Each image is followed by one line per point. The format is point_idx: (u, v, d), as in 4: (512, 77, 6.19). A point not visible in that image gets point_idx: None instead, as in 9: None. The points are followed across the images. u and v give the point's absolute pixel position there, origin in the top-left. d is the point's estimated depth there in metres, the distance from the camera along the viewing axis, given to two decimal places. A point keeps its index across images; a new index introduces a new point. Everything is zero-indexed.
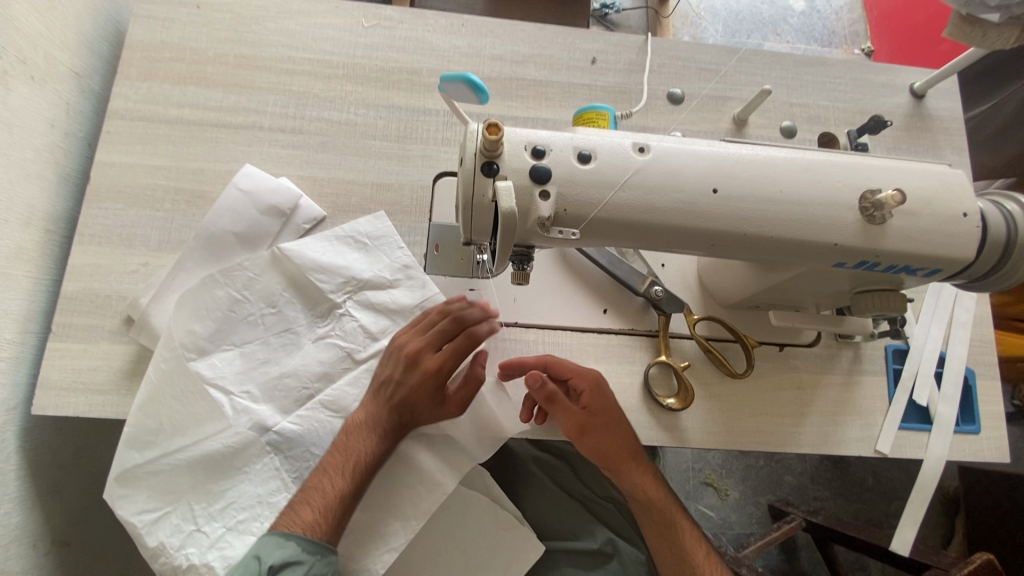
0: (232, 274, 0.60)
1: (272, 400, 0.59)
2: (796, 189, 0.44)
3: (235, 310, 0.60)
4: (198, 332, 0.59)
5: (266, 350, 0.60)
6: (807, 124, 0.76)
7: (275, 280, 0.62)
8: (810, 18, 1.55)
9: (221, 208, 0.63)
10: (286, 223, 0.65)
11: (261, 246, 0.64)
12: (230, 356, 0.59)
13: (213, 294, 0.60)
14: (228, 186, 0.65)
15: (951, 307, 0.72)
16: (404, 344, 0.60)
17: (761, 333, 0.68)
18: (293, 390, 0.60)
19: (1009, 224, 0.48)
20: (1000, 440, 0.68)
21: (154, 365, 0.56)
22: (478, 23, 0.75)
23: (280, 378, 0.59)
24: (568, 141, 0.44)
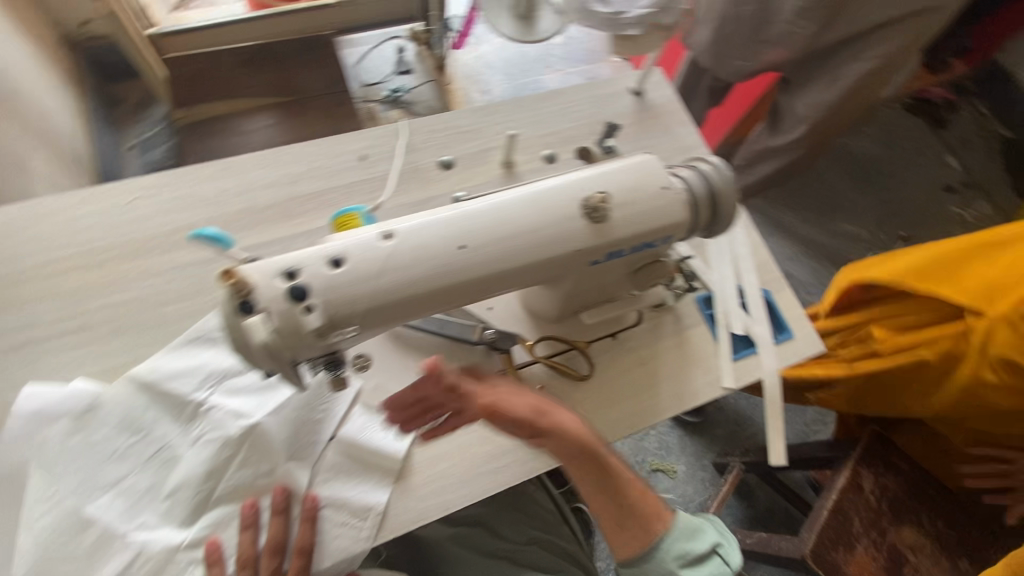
0: (86, 420, 0.60)
1: (170, 518, 0.59)
2: (528, 219, 0.51)
3: (99, 449, 0.59)
4: (66, 488, 0.58)
5: (146, 475, 0.60)
6: (563, 146, 0.87)
7: (137, 410, 0.62)
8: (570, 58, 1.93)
9: (14, 440, 0.59)
10: (87, 421, 0.60)
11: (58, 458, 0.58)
12: (110, 504, 0.58)
13: (72, 448, 0.59)
14: (12, 414, 0.60)
15: (730, 245, 0.85)
16: None
17: (593, 332, 0.76)
18: (188, 499, 0.60)
19: (704, 179, 0.60)
20: (810, 334, 0.80)
21: (33, 529, 0.56)
22: (241, 162, 0.78)
23: (171, 493, 0.59)
24: (316, 253, 0.47)
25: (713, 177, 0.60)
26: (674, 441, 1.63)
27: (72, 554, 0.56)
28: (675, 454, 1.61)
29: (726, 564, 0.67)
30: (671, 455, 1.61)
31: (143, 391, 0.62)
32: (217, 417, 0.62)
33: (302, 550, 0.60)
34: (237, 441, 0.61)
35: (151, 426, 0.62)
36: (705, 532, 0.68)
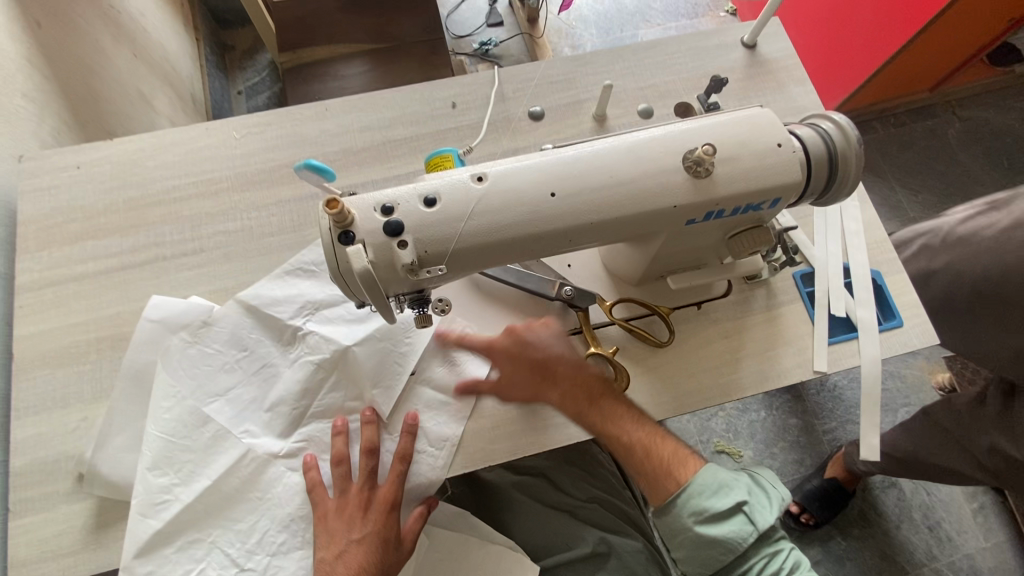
0: (198, 332, 0.66)
1: (272, 428, 0.64)
2: (625, 170, 0.49)
3: (211, 361, 0.65)
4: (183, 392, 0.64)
5: (250, 389, 0.65)
6: (660, 101, 0.82)
7: (245, 326, 0.67)
8: (669, 14, 1.96)
9: (138, 343, 0.66)
10: (204, 335, 0.66)
11: (179, 363, 0.64)
12: (220, 407, 0.64)
13: (188, 356, 0.65)
14: (140, 320, 0.67)
15: (840, 220, 0.77)
16: (346, 498, 0.62)
17: (676, 299, 0.72)
18: (286, 413, 0.65)
19: (827, 140, 0.54)
20: (923, 325, 0.73)
21: (158, 419, 0.61)
22: (340, 104, 0.81)
23: (273, 406, 0.64)
24: (411, 191, 0.48)
25: (837, 138, 0.54)
26: (742, 424, 1.56)
27: (190, 446, 0.61)
28: (743, 438, 1.55)
29: (751, 523, 0.62)
30: (737, 438, 1.55)
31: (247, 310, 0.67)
32: (313, 340, 0.66)
33: (375, 446, 0.64)
34: (333, 363, 0.66)
35: (256, 341, 0.67)
36: (737, 488, 0.64)
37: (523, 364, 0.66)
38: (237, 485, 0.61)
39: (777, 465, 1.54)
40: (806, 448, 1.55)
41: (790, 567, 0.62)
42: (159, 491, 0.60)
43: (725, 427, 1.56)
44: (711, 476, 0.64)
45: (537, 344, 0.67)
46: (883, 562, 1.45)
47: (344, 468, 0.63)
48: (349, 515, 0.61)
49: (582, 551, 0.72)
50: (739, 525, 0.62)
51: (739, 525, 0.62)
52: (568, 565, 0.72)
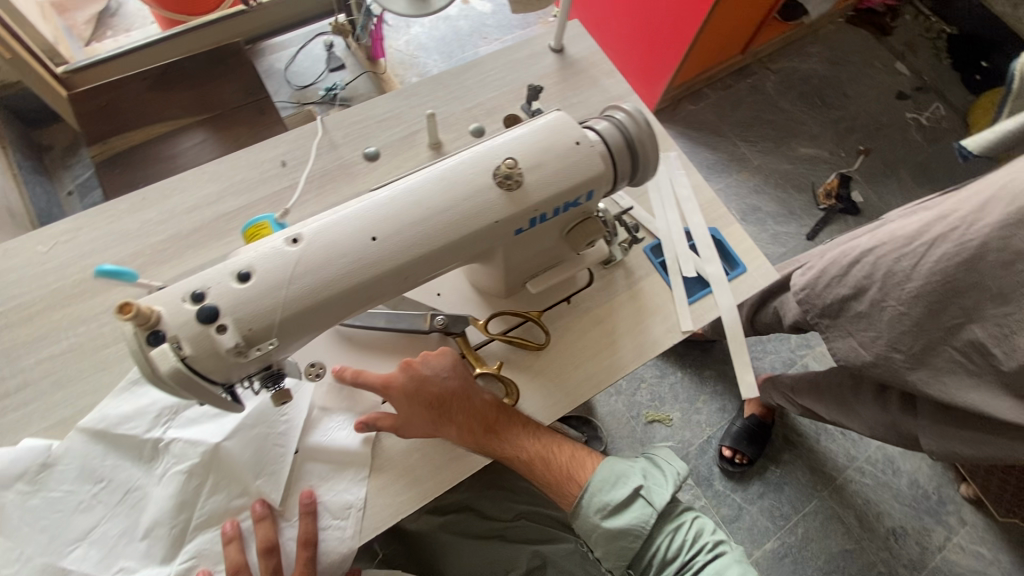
0: (41, 478, 0.59)
1: (150, 558, 0.58)
2: (438, 199, 0.50)
3: (63, 504, 0.58)
4: (35, 549, 0.56)
5: (115, 522, 0.59)
6: (488, 118, 0.85)
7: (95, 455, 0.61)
8: (504, 29, 2.04)
9: None
10: (48, 478, 0.59)
11: (24, 519, 0.57)
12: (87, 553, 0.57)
13: (34, 508, 0.58)
14: None
15: (672, 190, 0.84)
16: None
17: (546, 299, 0.75)
18: (164, 536, 0.59)
19: (621, 128, 0.58)
20: (762, 265, 0.81)
21: None
22: (159, 190, 0.75)
23: (146, 533, 0.58)
24: (222, 271, 0.46)
25: (629, 124, 0.59)
26: (665, 390, 1.65)
27: None
28: (668, 403, 1.64)
29: (651, 505, 0.68)
30: (664, 404, 1.63)
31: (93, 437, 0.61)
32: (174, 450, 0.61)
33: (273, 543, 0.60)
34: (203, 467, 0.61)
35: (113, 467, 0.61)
36: (634, 475, 0.70)
37: (414, 405, 0.63)
38: None
39: (704, 418, 1.64)
40: (724, 395, 1.66)
41: (694, 537, 0.69)
42: None
43: (651, 397, 1.64)
44: (624, 466, 0.70)
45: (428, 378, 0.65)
46: (813, 476, 1.58)
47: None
48: None
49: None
50: (640, 509, 0.68)
51: (640, 510, 0.68)
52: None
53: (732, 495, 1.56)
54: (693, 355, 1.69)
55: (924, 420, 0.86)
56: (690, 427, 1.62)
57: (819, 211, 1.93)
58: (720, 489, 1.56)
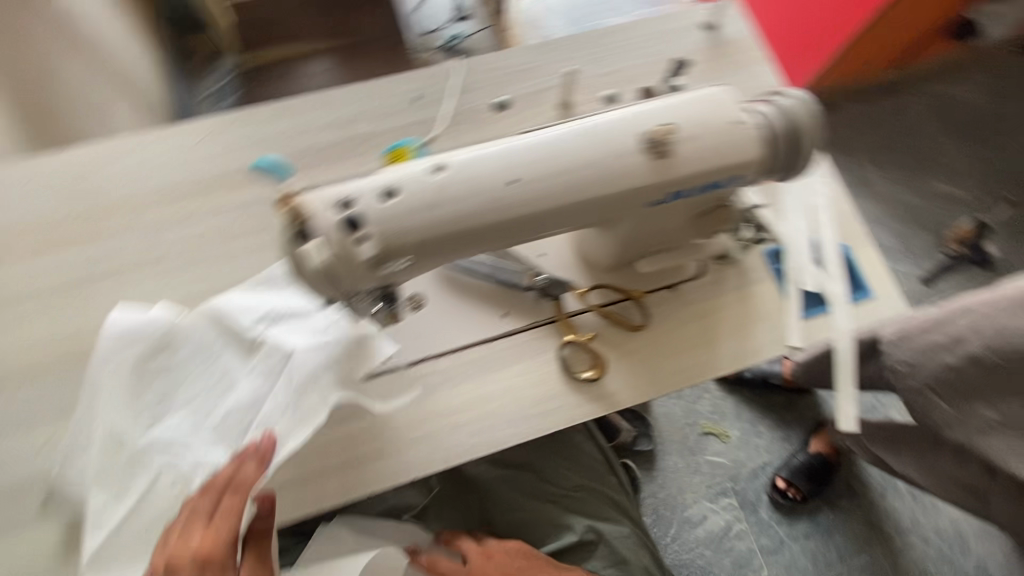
0: (170, 343, 0.64)
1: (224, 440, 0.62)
2: (585, 153, 0.48)
3: (173, 367, 0.64)
4: (147, 400, 0.63)
5: (208, 397, 0.64)
6: (625, 86, 0.82)
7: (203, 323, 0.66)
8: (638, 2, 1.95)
9: (99, 358, 0.62)
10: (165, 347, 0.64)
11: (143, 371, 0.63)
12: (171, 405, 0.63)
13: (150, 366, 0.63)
14: (100, 336, 0.64)
15: (808, 197, 0.78)
16: (189, 548, 0.54)
17: (651, 282, 0.72)
18: (239, 425, 0.63)
19: (787, 115, 0.54)
20: (892, 296, 0.74)
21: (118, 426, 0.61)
22: (301, 102, 0.79)
23: (227, 417, 0.63)
24: (369, 185, 0.47)
25: (797, 112, 0.54)
26: (727, 406, 1.58)
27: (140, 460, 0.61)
28: (728, 419, 1.57)
29: None
30: (723, 419, 1.57)
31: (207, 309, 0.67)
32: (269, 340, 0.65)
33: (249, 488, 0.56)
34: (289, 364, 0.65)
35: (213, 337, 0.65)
36: None
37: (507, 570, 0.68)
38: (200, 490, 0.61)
39: (764, 443, 1.56)
40: (790, 425, 1.57)
41: None
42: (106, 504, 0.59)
43: (711, 409, 1.58)
44: None
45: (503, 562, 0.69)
46: (869, 532, 1.48)
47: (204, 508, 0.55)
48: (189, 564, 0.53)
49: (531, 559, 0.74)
50: None
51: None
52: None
53: (776, 528, 1.48)
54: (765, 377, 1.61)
55: (996, 492, 0.85)
56: (747, 448, 1.55)
57: (944, 255, 1.74)
58: (765, 519, 1.49)
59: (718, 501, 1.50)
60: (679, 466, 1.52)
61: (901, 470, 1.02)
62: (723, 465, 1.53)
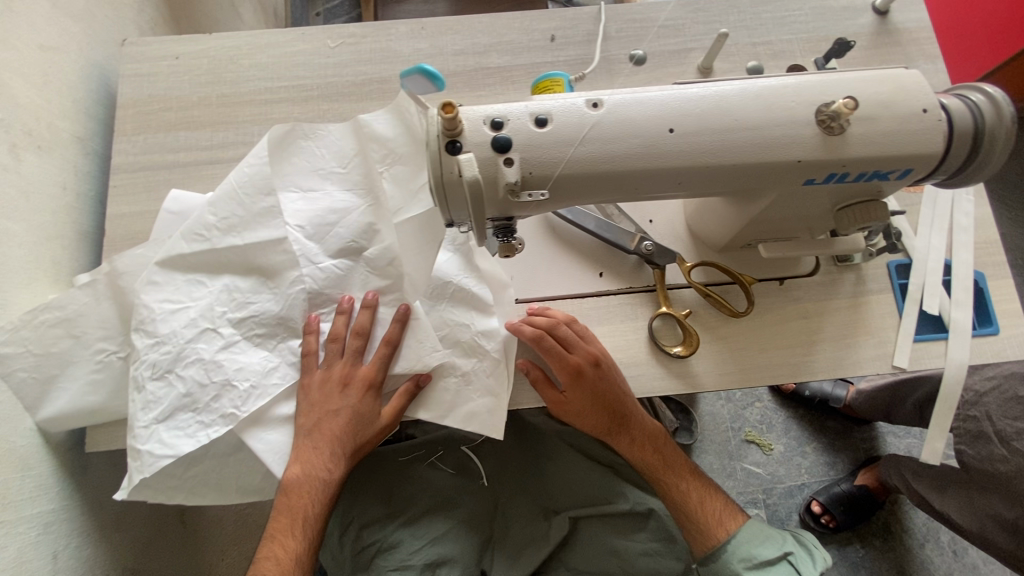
0: (316, 158, 0.69)
1: (324, 241, 0.68)
2: (750, 115, 0.46)
3: (315, 164, 0.69)
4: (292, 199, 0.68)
5: (339, 214, 0.68)
6: (771, 61, 0.76)
7: (298, 164, 0.69)
8: None
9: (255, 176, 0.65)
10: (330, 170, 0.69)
11: (289, 185, 0.68)
12: (263, 267, 0.66)
13: (301, 161, 0.69)
14: (160, 212, 0.68)
15: (949, 214, 0.71)
16: (329, 371, 0.65)
17: (758, 270, 0.69)
18: (343, 237, 0.68)
19: (975, 114, 0.49)
20: (1021, 337, 0.68)
21: (251, 211, 0.65)
22: (436, 23, 0.78)
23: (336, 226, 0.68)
24: (524, 109, 0.46)
25: (987, 113, 0.49)
26: (777, 419, 1.54)
27: (245, 207, 0.65)
28: (775, 432, 1.53)
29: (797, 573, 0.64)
30: (770, 431, 1.53)
31: (302, 138, 0.69)
32: (368, 194, 0.69)
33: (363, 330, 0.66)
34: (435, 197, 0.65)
35: (304, 178, 0.69)
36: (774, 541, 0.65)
37: (595, 400, 0.65)
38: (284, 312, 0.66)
39: (807, 464, 1.51)
40: (838, 452, 1.51)
41: None
42: (207, 319, 0.63)
43: (760, 418, 1.54)
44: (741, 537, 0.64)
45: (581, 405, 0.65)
46: None
47: (337, 345, 0.66)
48: (328, 389, 0.64)
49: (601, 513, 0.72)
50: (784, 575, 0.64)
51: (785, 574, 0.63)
52: (584, 523, 0.72)
53: None
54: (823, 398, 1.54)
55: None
56: (788, 466, 1.50)
57: None
58: None
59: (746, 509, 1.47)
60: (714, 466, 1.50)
61: (940, 509, 0.93)
62: (759, 475, 1.50)
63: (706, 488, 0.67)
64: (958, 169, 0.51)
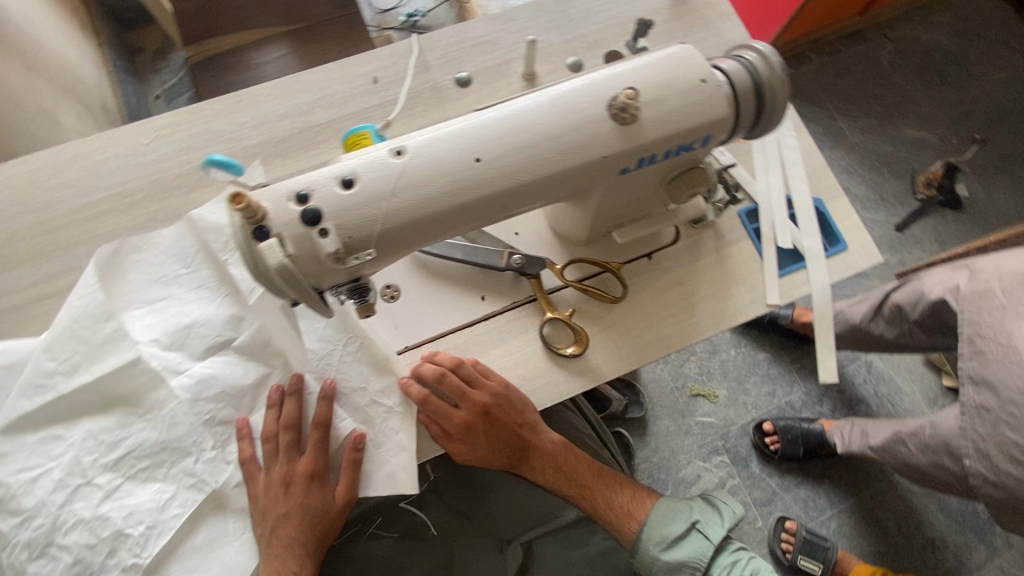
0: (156, 267, 0.65)
1: (183, 347, 0.63)
2: (547, 126, 0.47)
3: (155, 274, 0.64)
4: (140, 315, 0.63)
5: (195, 314, 0.64)
6: (588, 53, 0.80)
7: (135, 277, 0.64)
8: None
9: (88, 306, 0.60)
10: (175, 275, 0.65)
11: (134, 301, 0.63)
12: (126, 396, 0.61)
13: (140, 274, 0.64)
14: None
15: (778, 153, 0.77)
16: (270, 475, 0.62)
17: (626, 253, 0.72)
18: (206, 337, 0.63)
19: (751, 71, 0.53)
20: (865, 246, 0.74)
21: (93, 344, 0.60)
22: (253, 94, 0.75)
23: (193, 327, 0.63)
24: (326, 175, 0.45)
25: (760, 67, 0.53)
26: (714, 366, 1.61)
27: (86, 339, 0.60)
28: (716, 378, 1.60)
29: (706, 539, 0.70)
30: (711, 379, 1.60)
31: (133, 251, 0.64)
32: (222, 285, 0.66)
33: (293, 421, 0.63)
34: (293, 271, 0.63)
35: (146, 290, 0.64)
36: (687, 511, 0.71)
37: (492, 441, 0.64)
38: (164, 436, 0.60)
39: (752, 400, 1.59)
40: (775, 380, 1.60)
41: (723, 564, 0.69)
42: (74, 474, 0.58)
43: (699, 370, 1.61)
44: (660, 513, 0.70)
45: (481, 450, 0.64)
46: (856, 475, 1.52)
47: (271, 444, 0.63)
48: (272, 493, 0.61)
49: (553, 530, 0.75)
50: (696, 543, 0.69)
51: (695, 543, 0.69)
52: (538, 544, 0.74)
53: (767, 479, 1.52)
54: (749, 335, 1.63)
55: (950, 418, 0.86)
56: (735, 406, 1.58)
57: (916, 201, 1.74)
58: (756, 471, 1.52)
59: (711, 459, 1.53)
60: (671, 428, 1.55)
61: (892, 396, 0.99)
62: (712, 423, 1.56)
63: (612, 486, 0.71)
64: (752, 121, 0.55)
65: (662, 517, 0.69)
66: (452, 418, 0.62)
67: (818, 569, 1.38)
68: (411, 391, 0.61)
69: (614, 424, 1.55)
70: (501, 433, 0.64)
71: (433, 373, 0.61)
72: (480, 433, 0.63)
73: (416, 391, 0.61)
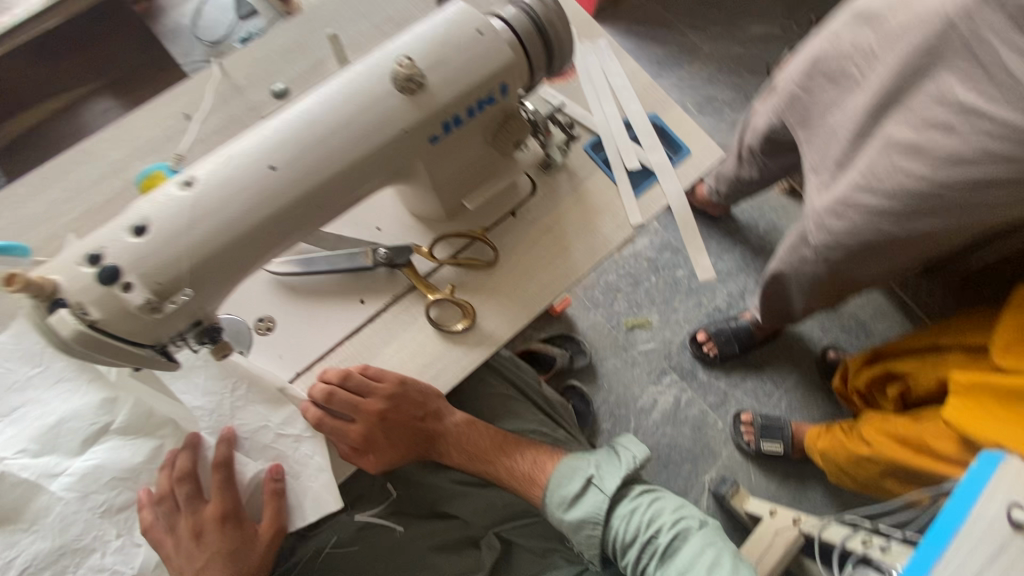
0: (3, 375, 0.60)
1: (55, 448, 0.59)
2: (335, 117, 0.47)
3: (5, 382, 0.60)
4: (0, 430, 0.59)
5: (57, 411, 0.60)
6: (400, 32, 0.78)
7: None
8: None
9: None
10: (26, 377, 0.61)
11: None
12: (9, 516, 0.57)
13: None
14: None
15: (606, 81, 0.79)
16: (178, 531, 0.62)
17: (489, 217, 0.73)
18: (78, 431, 0.59)
19: (529, 11, 0.54)
20: (705, 146, 0.78)
21: None
22: (59, 165, 0.70)
23: (59, 425, 0.59)
24: (116, 227, 0.43)
25: (536, 5, 0.54)
26: (641, 296, 1.67)
27: None
28: (646, 307, 1.67)
29: (605, 493, 0.68)
30: (641, 309, 1.66)
31: None
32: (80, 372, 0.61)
33: (187, 475, 0.62)
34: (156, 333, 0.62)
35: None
36: (586, 468, 0.70)
37: (397, 438, 0.69)
38: (63, 539, 0.57)
39: (683, 316, 1.66)
40: (699, 291, 1.68)
41: (628, 516, 0.67)
42: None
43: (628, 304, 1.67)
44: (562, 475, 0.69)
45: (391, 447, 0.69)
46: (790, 353, 1.63)
47: (168, 505, 0.62)
48: (183, 546, 0.62)
49: (524, 521, 0.81)
50: (597, 499, 0.68)
51: (595, 500, 0.68)
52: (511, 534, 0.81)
53: (716, 382, 1.61)
54: (664, 257, 1.70)
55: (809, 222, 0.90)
56: (670, 326, 1.65)
57: None
58: (704, 378, 1.61)
59: (661, 381, 1.60)
60: (617, 365, 1.61)
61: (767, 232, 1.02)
62: (654, 349, 1.63)
63: (511, 454, 0.73)
64: (545, 57, 0.56)
65: (563, 478, 0.69)
66: (354, 430, 0.64)
67: (780, 447, 1.48)
68: (311, 414, 0.63)
69: (565, 378, 1.59)
70: (402, 430, 0.69)
71: (321, 396, 0.63)
72: (384, 436, 0.67)
73: (314, 413, 0.63)
